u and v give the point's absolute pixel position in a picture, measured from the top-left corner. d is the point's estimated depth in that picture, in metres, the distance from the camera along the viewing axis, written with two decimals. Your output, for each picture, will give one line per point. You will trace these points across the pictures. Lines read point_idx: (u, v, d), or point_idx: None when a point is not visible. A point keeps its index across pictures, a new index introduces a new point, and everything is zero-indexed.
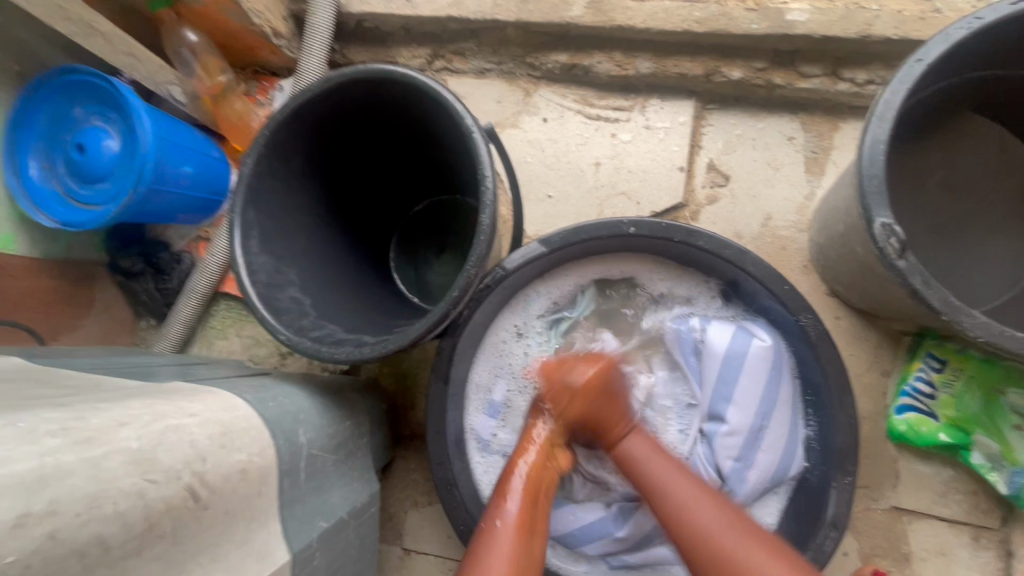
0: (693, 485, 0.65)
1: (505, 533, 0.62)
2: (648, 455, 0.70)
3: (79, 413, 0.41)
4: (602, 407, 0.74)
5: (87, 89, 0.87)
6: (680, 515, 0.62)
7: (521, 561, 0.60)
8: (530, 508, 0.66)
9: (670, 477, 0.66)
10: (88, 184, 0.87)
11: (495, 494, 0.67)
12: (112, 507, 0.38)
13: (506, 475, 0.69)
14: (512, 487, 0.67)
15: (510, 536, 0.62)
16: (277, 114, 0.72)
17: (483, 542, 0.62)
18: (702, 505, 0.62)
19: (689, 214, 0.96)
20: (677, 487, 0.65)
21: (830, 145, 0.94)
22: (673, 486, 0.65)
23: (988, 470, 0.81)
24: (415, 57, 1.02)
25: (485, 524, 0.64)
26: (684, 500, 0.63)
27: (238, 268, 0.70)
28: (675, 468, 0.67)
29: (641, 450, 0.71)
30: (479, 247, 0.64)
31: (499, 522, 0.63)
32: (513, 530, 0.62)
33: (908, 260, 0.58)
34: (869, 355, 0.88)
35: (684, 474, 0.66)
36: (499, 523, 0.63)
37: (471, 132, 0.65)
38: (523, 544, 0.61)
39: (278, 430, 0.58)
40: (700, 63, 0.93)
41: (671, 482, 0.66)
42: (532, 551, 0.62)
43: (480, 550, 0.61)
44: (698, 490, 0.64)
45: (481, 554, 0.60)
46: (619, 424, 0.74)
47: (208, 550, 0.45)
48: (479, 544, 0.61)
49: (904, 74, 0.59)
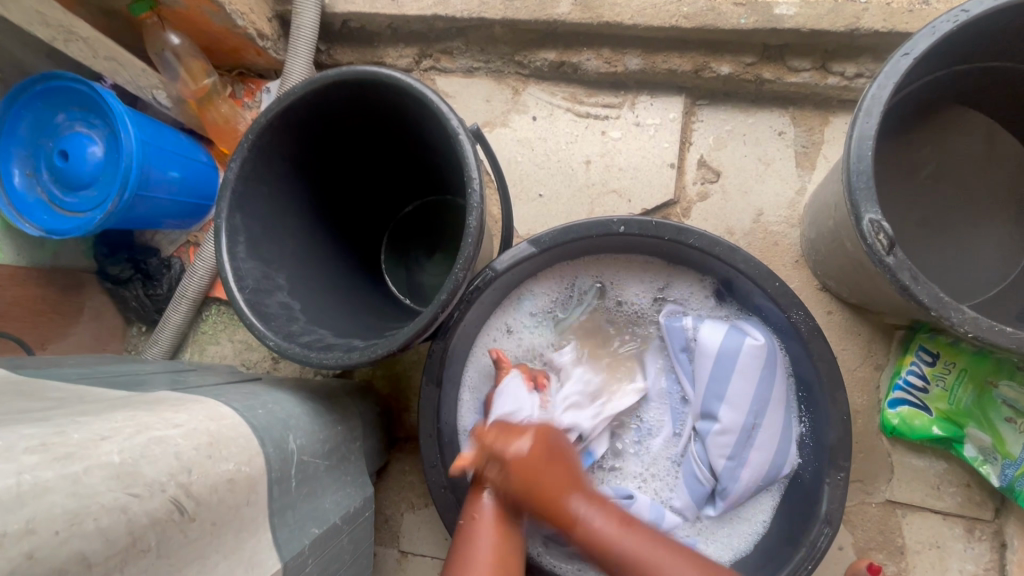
0: (643, 539, 0.60)
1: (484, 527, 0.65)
2: (604, 523, 0.61)
3: (59, 428, 0.40)
4: (545, 479, 0.63)
5: (70, 95, 0.86)
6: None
7: (503, 550, 0.64)
8: (509, 501, 0.67)
9: (624, 530, 0.61)
10: (72, 191, 0.86)
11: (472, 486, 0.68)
12: (93, 523, 0.37)
13: (480, 466, 0.70)
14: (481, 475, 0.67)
15: (490, 529, 0.64)
16: (261, 117, 0.71)
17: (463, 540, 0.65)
18: (667, 563, 0.58)
19: (680, 211, 0.95)
20: (627, 542, 0.60)
21: (821, 139, 0.94)
22: (631, 544, 0.60)
23: (981, 463, 0.81)
24: (402, 57, 1.01)
25: (464, 519, 0.66)
26: (641, 555, 0.59)
27: (225, 274, 0.70)
28: (636, 526, 0.61)
29: (601, 525, 0.61)
30: (467, 250, 0.63)
31: (477, 517, 0.65)
32: (490, 524, 0.64)
33: (898, 256, 0.57)
34: (862, 349, 0.88)
35: (637, 528, 0.61)
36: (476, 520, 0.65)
37: (457, 133, 0.64)
38: (501, 534, 0.64)
39: (267, 438, 0.57)
40: (689, 58, 0.92)
41: (617, 540, 0.60)
42: (513, 538, 0.65)
43: (462, 546, 0.64)
44: (664, 548, 0.59)
45: (464, 551, 0.63)
46: (566, 497, 0.62)
47: (195, 561, 0.45)
48: (461, 539, 0.65)
49: (890, 69, 0.59)
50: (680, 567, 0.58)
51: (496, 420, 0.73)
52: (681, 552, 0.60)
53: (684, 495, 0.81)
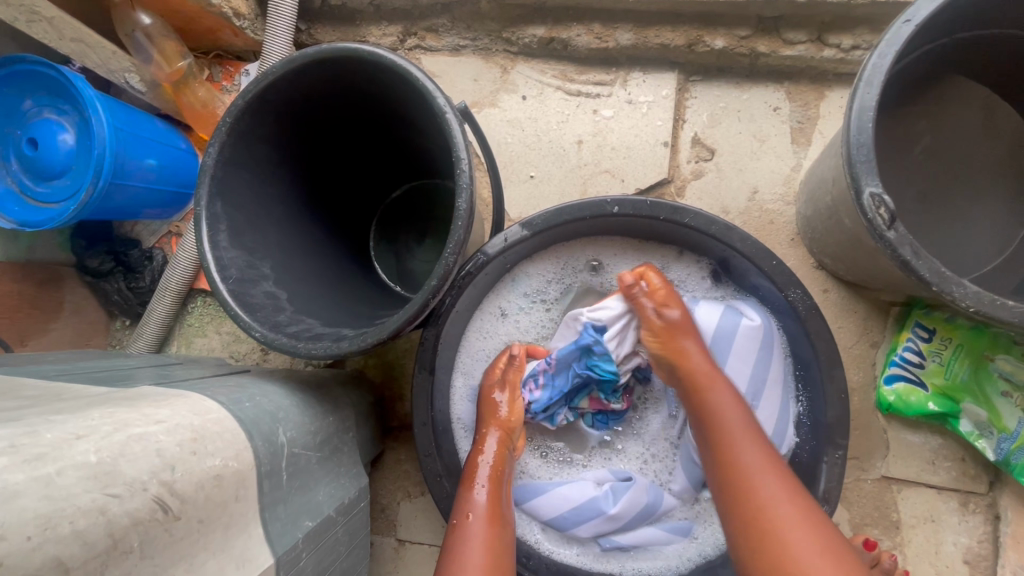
0: (764, 455, 0.60)
1: (477, 526, 0.64)
2: (740, 420, 0.63)
3: (31, 428, 0.38)
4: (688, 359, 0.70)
5: (37, 79, 0.82)
6: (753, 481, 0.58)
7: (495, 550, 0.62)
8: (498, 498, 0.67)
9: (746, 444, 0.61)
10: (44, 181, 0.82)
11: (462, 486, 0.68)
12: (68, 526, 0.36)
13: (471, 465, 0.70)
14: (479, 474, 0.69)
15: (483, 527, 0.63)
16: (239, 99, 0.68)
17: (456, 538, 0.63)
18: (766, 474, 0.58)
19: (675, 190, 0.93)
20: (746, 451, 0.61)
21: (816, 114, 0.92)
22: (748, 459, 0.60)
23: (976, 437, 0.81)
24: (386, 36, 0.98)
25: (457, 517, 0.65)
26: (751, 466, 0.59)
27: (208, 265, 0.67)
28: (762, 444, 0.61)
29: (729, 409, 0.64)
30: (457, 233, 0.61)
31: (471, 515, 0.64)
32: (484, 521, 0.64)
33: (899, 230, 0.56)
34: (858, 326, 0.88)
35: (758, 442, 0.62)
36: (470, 516, 0.64)
37: (444, 112, 0.61)
38: (493, 533, 0.63)
39: (256, 431, 0.55)
40: (682, 33, 0.89)
41: (742, 446, 0.61)
42: (503, 538, 0.64)
43: (457, 546, 0.61)
44: (774, 467, 0.59)
45: (458, 550, 0.61)
46: (700, 382, 0.68)
47: (183, 561, 0.43)
48: (453, 540, 0.62)
49: (891, 37, 0.57)
50: (772, 477, 0.58)
51: (489, 419, 0.76)
52: (791, 479, 0.59)
53: (682, 478, 0.80)
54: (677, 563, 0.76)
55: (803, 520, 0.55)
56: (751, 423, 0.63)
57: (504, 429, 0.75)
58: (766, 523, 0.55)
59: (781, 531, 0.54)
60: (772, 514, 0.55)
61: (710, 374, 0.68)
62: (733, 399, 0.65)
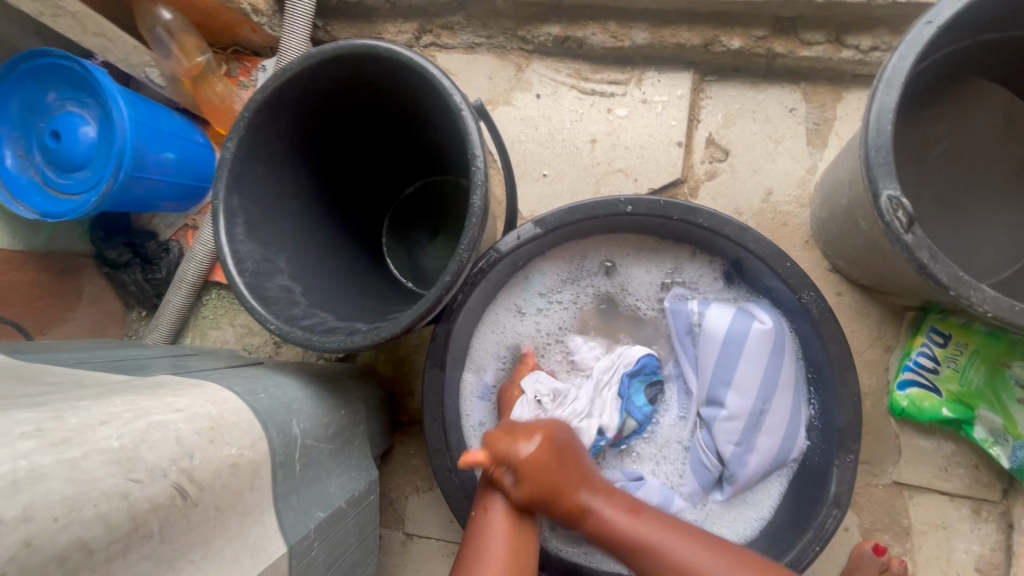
0: (697, 546, 0.63)
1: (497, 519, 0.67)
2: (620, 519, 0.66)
3: (56, 413, 0.39)
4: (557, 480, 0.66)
5: (60, 73, 0.83)
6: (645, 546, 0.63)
7: (514, 543, 0.65)
8: (523, 495, 0.70)
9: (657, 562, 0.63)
10: (66, 173, 0.84)
11: (487, 485, 0.72)
12: (93, 509, 0.37)
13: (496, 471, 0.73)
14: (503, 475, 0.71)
15: (503, 520, 0.67)
16: (258, 93, 0.69)
17: (475, 533, 0.67)
18: (705, 574, 0.60)
19: (688, 190, 0.93)
20: (682, 553, 0.62)
21: (832, 116, 0.91)
22: (661, 550, 0.63)
23: (991, 444, 0.80)
24: (402, 33, 0.98)
25: (477, 511, 0.69)
26: (659, 546, 0.63)
27: (224, 257, 0.68)
28: (672, 531, 0.65)
29: (614, 515, 0.66)
30: (471, 230, 0.61)
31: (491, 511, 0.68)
32: (506, 517, 0.67)
33: (916, 234, 0.55)
34: (872, 330, 0.87)
35: (693, 542, 0.63)
36: (488, 511, 0.68)
37: (460, 109, 0.62)
38: (515, 531, 0.66)
39: (270, 422, 0.56)
40: (698, 32, 0.89)
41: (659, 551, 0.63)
42: (523, 534, 0.67)
43: (472, 543, 0.65)
44: (712, 555, 0.62)
45: (479, 541, 0.65)
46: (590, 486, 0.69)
47: (201, 546, 0.44)
48: (475, 527, 0.67)
49: (912, 38, 0.56)
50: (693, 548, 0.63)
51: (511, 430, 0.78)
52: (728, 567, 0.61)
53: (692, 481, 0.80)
54: None
55: None
56: (672, 529, 0.65)
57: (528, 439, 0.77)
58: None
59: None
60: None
61: (603, 492, 0.68)
62: (629, 507, 0.68)
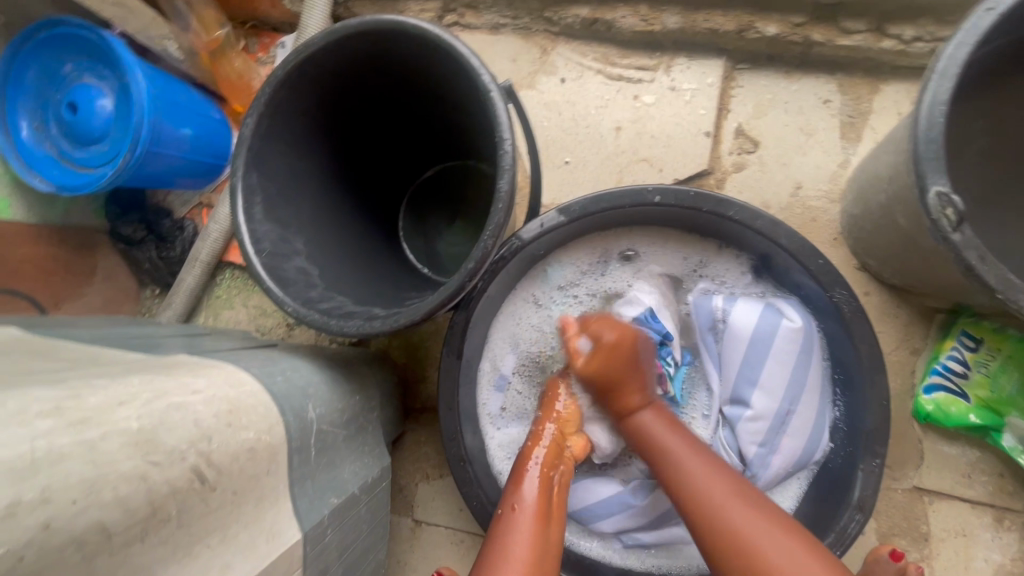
0: (706, 464, 0.62)
1: (524, 520, 0.61)
2: (670, 437, 0.66)
3: (74, 391, 0.38)
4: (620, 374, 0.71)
5: (77, 43, 0.82)
6: (686, 479, 0.61)
7: (541, 547, 0.59)
8: (548, 495, 0.65)
9: (717, 482, 0.60)
10: (83, 146, 0.83)
11: (511, 481, 0.67)
12: (111, 493, 0.36)
13: (521, 463, 0.69)
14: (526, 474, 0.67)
15: (529, 523, 0.61)
16: (279, 69, 0.67)
17: (500, 530, 0.61)
18: (730, 499, 0.58)
19: (714, 182, 0.90)
20: (701, 478, 0.60)
21: (868, 109, 0.88)
22: (691, 463, 0.62)
23: (1019, 452, 0.78)
24: (424, 11, 0.95)
25: (503, 509, 0.63)
26: (698, 473, 0.61)
27: (242, 236, 0.66)
28: (720, 473, 0.61)
29: (654, 424, 0.69)
30: (497, 216, 0.59)
31: (517, 511, 0.62)
32: (531, 516, 0.62)
33: (965, 233, 0.53)
34: (899, 333, 0.85)
35: (717, 467, 0.61)
36: (515, 511, 0.62)
37: (489, 90, 0.59)
38: (538, 531, 0.60)
39: (287, 406, 0.55)
40: (733, 18, 0.86)
41: (685, 458, 0.63)
42: (551, 536, 0.62)
43: (497, 539, 0.60)
44: (737, 488, 0.59)
45: (501, 540, 0.59)
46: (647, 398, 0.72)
47: (218, 531, 0.43)
48: (497, 532, 0.60)
49: (970, 26, 0.54)
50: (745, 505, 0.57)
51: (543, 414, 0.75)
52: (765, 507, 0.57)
53: None
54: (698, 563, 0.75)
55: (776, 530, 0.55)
56: (711, 460, 0.63)
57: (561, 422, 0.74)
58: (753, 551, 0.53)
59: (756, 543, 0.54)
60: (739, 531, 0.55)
61: (669, 422, 0.69)
62: (686, 442, 0.65)
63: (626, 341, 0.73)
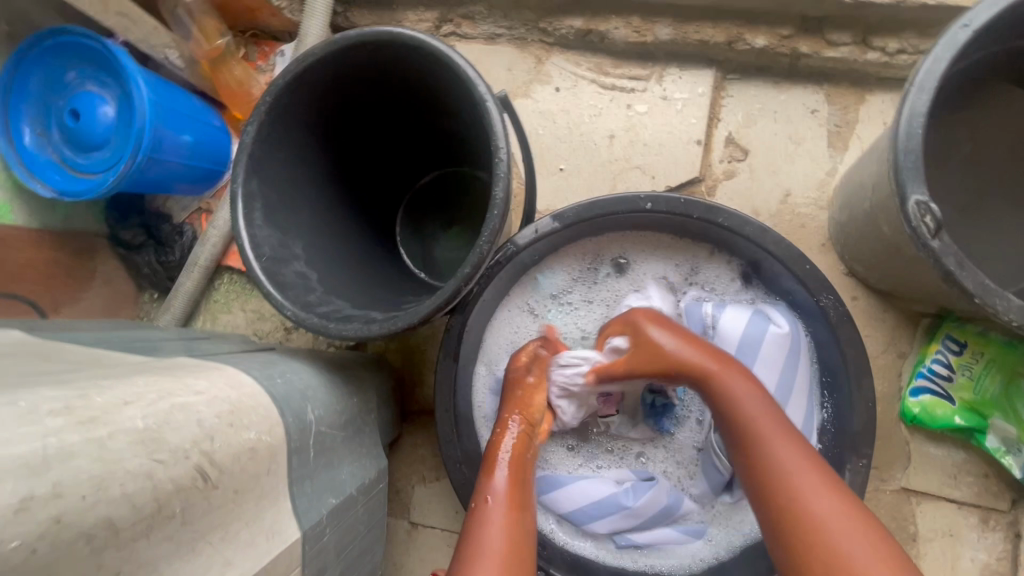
0: (796, 445, 0.56)
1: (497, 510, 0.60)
2: (745, 398, 0.61)
3: (82, 391, 0.39)
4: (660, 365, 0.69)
5: (80, 51, 0.83)
6: (747, 424, 0.59)
7: (517, 538, 0.58)
8: (518, 485, 0.64)
9: (781, 440, 0.57)
10: (85, 152, 0.84)
11: (483, 471, 0.66)
12: (119, 489, 0.37)
13: (493, 449, 0.68)
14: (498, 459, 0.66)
15: (502, 513, 0.60)
16: (281, 79, 0.69)
17: (474, 523, 0.59)
18: (807, 475, 0.54)
19: (706, 189, 0.92)
20: (780, 446, 0.56)
21: (855, 118, 0.90)
22: (771, 439, 0.57)
23: (1003, 454, 0.80)
24: (422, 21, 0.97)
25: (474, 502, 0.62)
26: (771, 440, 0.57)
27: (242, 242, 0.68)
28: (793, 439, 0.57)
29: (739, 393, 0.62)
30: (493, 222, 0.61)
31: (490, 500, 0.61)
32: (503, 506, 0.61)
33: (943, 240, 0.55)
34: (886, 337, 0.86)
35: (791, 437, 0.57)
36: (489, 501, 0.61)
37: (485, 100, 0.61)
38: (513, 519, 0.60)
39: (287, 408, 0.56)
40: (723, 29, 0.88)
41: (764, 425, 0.58)
42: (526, 525, 0.60)
43: (469, 531, 0.58)
44: (810, 460, 0.55)
45: (475, 533, 0.58)
46: (713, 367, 0.64)
47: (220, 529, 0.44)
48: (470, 523, 0.59)
49: (948, 40, 0.56)
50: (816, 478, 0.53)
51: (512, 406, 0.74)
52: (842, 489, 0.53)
53: (702, 482, 0.81)
54: (689, 563, 0.77)
55: (854, 521, 0.50)
56: (778, 421, 0.59)
57: (526, 414, 0.73)
58: (820, 536, 0.50)
59: (833, 539, 0.49)
60: (823, 524, 0.50)
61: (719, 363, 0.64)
62: (745, 387, 0.62)
63: (641, 341, 0.71)
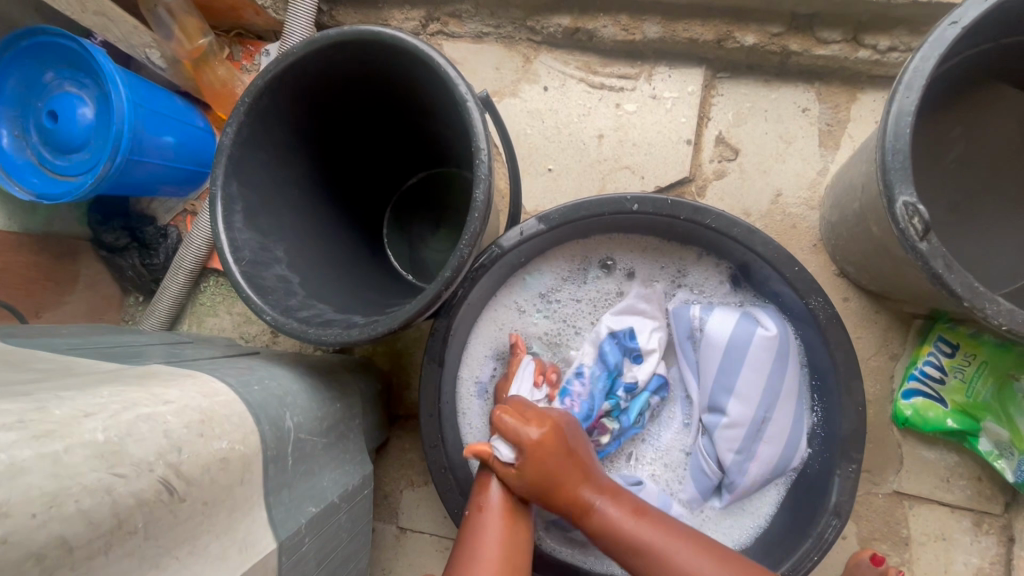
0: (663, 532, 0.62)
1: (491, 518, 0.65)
2: (624, 520, 0.63)
3: (40, 403, 0.38)
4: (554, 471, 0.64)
5: (57, 52, 0.82)
6: (635, 536, 0.62)
7: (510, 547, 0.63)
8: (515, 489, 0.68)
9: (674, 540, 0.61)
10: (63, 154, 0.82)
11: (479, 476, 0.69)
12: (75, 505, 0.36)
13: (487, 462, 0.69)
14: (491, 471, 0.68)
15: (498, 522, 0.64)
16: (258, 78, 0.67)
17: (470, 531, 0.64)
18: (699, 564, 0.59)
19: (696, 189, 0.91)
20: (663, 537, 0.61)
21: (846, 117, 0.89)
22: (665, 544, 0.61)
23: (996, 457, 0.79)
24: (408, 20, 0.96)
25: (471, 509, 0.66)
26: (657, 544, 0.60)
27: (221, 245, 0.66)
28: (669, 530, 0.62)
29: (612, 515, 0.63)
30: (473, 225, 0.60)
31: (485, 511, 0.65)
32: (498, 513, 0.65)
33: (932, 242, 0.54)
34: (878, 338, 0.85)
35: (668, 529, 0.62)
36: (481, 512, 0.65)
37: (464, 100, 0.60)
38: (509, 529, 0.64)
39: (263, 416, 0.55)
40: (712, 27, 0.87)
41: (638, 532, 0.62)
42: (518, 531, 0.65)
43: (467, 539, 0.64)
44: (694, 546, 0.61)
45: (471, 545, 0.63)
46: (603, 483, 0.66)
47: (187, 543, 0.43)
48: (467, 532, 0.64)
49: (936, 38, 0.55)
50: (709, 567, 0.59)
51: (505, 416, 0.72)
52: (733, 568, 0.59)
53: (691, 487, 0.79)
54: None
55: None
56: (652, 521, 0.63)
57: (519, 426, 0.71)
58: None
59: None
60: None
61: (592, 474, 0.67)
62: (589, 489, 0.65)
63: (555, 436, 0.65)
